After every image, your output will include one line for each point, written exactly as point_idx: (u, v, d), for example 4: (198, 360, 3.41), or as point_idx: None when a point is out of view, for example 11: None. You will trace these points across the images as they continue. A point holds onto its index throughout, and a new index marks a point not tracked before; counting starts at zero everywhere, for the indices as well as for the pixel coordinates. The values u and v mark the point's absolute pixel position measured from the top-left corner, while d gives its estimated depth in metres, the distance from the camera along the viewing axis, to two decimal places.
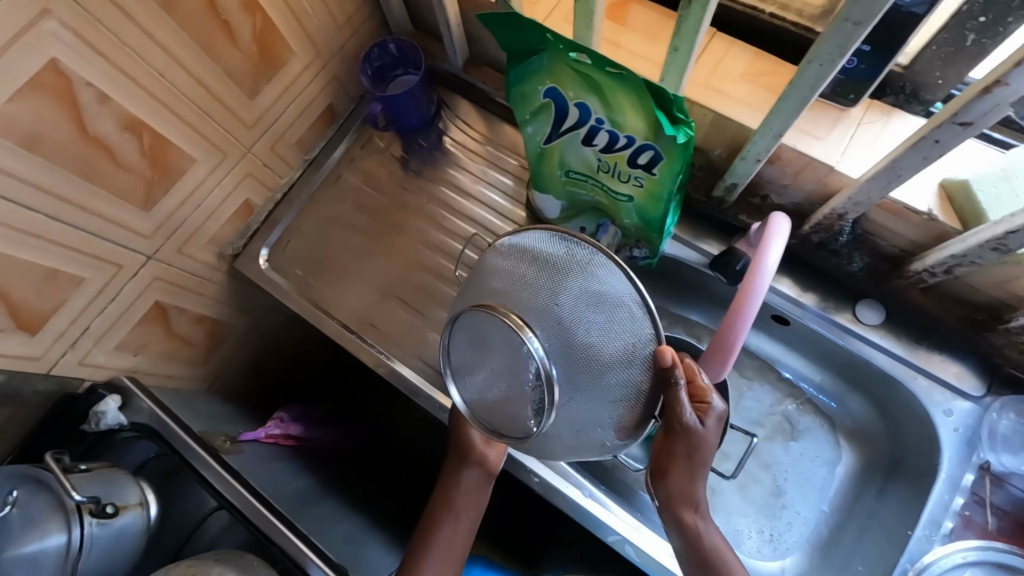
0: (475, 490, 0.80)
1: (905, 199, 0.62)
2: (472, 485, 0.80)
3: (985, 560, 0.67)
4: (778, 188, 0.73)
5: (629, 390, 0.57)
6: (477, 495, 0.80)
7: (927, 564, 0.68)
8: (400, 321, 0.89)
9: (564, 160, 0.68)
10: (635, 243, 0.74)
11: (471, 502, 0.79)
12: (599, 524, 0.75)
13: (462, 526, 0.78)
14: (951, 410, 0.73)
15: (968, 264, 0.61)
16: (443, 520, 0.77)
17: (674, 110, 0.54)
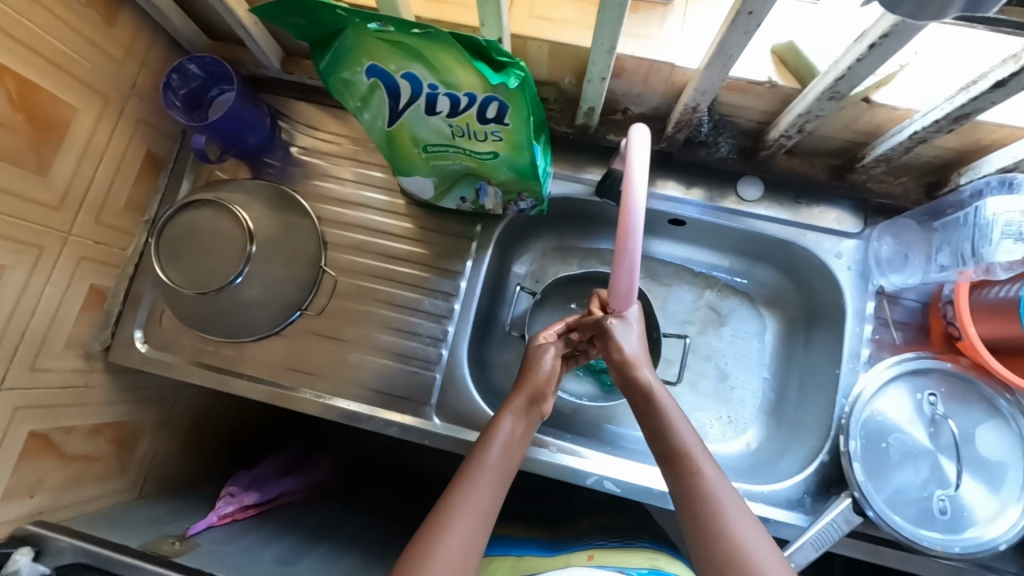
0: (529, 417, 0.71)
1: (741, 73, 0.63)
2: (498, 463, 0.66)
3: (903, 371, 0.70)
4: (634, 98, 0.73)
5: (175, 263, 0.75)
6: (503, 476, 0.66)
7: (857, 396, 0.69)
8: (314, 355, 0.81)
9: (415, 137, 0.64)
10: (518, 196, 0.73)
11: (515, 452, 0.68)
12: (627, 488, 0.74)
13: (479, 509, 0.62)
14: (840, 252, 0.78)
15: (814, 119, 0.61)
16: (469, 499, 0.62)
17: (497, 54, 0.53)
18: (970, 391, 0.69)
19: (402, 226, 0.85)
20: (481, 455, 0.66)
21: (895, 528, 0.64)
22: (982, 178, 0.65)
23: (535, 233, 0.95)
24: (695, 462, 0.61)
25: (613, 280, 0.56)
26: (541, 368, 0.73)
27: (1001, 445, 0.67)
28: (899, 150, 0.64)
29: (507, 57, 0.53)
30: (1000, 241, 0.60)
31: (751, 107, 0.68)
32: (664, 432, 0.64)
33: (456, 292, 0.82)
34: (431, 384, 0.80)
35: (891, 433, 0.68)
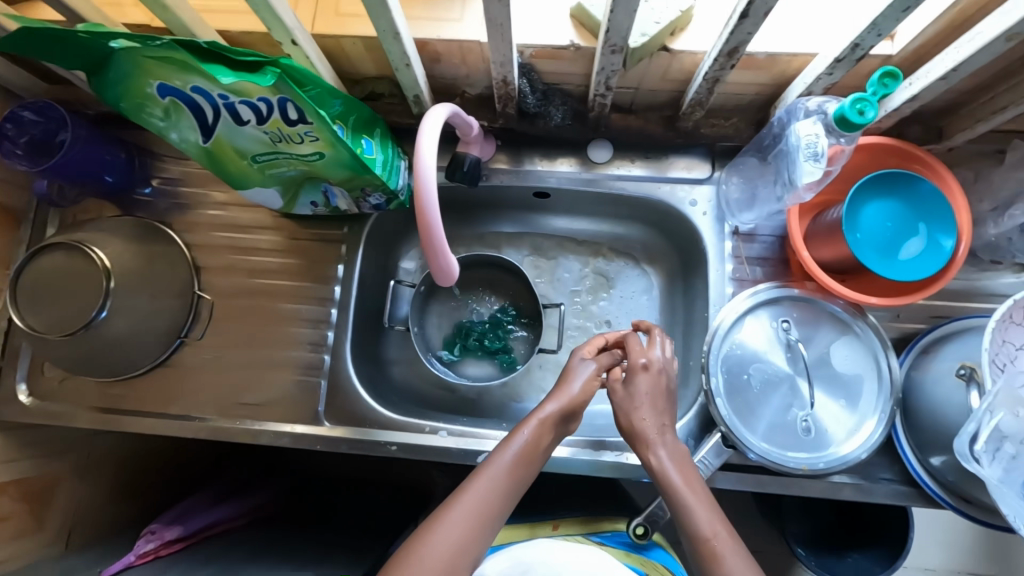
0: (552, 433, 0.63)
1: (544, 41, 0.64)
2: (514, 468, 0.59)
3: (760, 301, 0.73)
4: (463, 80, 0.74)
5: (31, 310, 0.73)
6: (517, 485, 0.59)
7: (715, 331, 0.72)
8: (203, 379, 0.82)
9: (238, 149, 0.64)
10: (365, 192, 0.74)
11: (534, 469, 0.61)
12: (561, 463, 0.76)
13: (482, 528, 0.55)
14: (695, 199, 0.81)
15: (614, 74, 0.63)
16: (466, 501, 0.56)
17: (238, 57, 0.54)
18: (818, 311, 0.73)
19: (273, 241, 0.85)
20: (500, 453, 0.60)
21: (762, 451, 0.67)
22: (785, 107, 0.66)
23: (414, 227, 0.95)
24: (716, 541, 0.56)
25: (430, 260, 0.57)
26: (575, 386, 0.65)
27: (853, 360, 0.71)
28: (704, 93, 0.65)
29: (255, 58, 0.54)
30: (802, 163, 0.61)
31: (569, 71, 0.70)
32: (682, 514, 0.59)
33: (332, 297, 0.83)
34: (318, 390, 0.81)
35: (750, 363, 0.72)
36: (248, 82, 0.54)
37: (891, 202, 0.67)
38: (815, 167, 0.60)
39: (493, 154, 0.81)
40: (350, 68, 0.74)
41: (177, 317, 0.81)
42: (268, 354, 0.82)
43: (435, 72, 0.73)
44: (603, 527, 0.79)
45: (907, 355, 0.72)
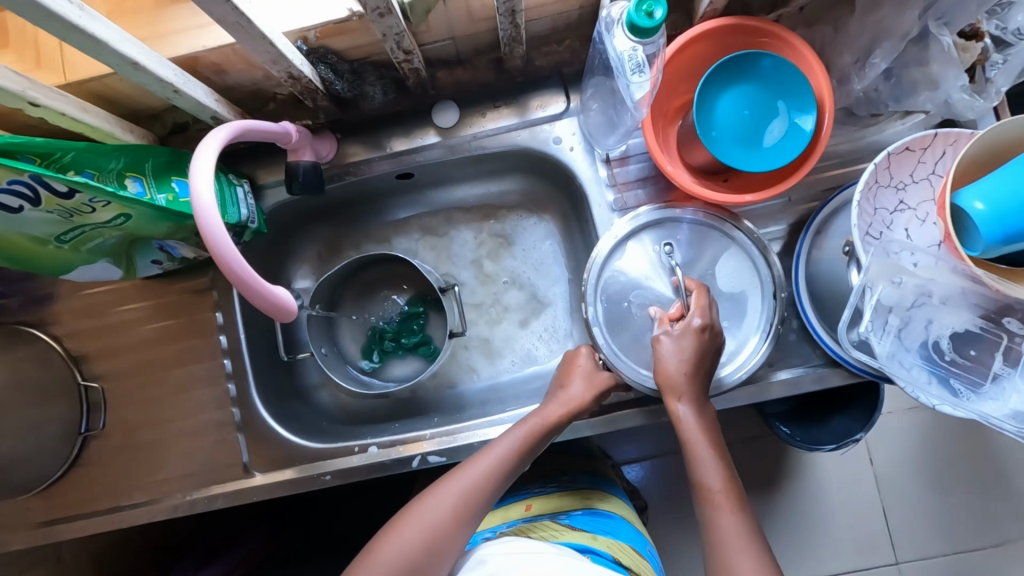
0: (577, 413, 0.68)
1: (319, 19, 0.56)
2: (520, 443, 0.66)
3: (639, 226, 0.71)
4: (265, 83, 0.67)
5: None
6: (521, 460, 0.66)
7: (593, 259, 0.71)
8: (120, 466, 0.79)
9: (35, 236, 0.58)
10: (203, 236, 0.68)
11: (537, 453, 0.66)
12: None
13: (466, 504, 0.62)
14: (559, 136, 0.75)
15: (403, 36, 0.56)
16: (468, 475, 0.63)
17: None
18: (696, 230, 0.72)
19: (143, 308, 0.79)
20: (512, 429, 0.67)
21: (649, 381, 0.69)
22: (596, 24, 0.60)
23: (295, 244, 0.90)
24: (715, 492, 0.60)
25: (256, 304, 0.52)
26: (578, 381, 0.69)
27: (737, 276, 0.71)
28: (511, 28, 0.59)
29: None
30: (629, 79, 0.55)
31: (369, 42, 0.62)
32: (699, 468, 0.62)
33: (222, 347, 0.78)
34: (236, 444, 0.77)
35: (635, 292, 0.71)
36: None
37: (743, 88, 0.61)
38: (641, 79, 0.54)
39: (333, 149, 0.73)
40: (138, 107, 0.66)
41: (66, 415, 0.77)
42: (175, 424, 0.79)
43: (228, 84, 0.65)
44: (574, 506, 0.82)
45: (804, 237, 0.69)
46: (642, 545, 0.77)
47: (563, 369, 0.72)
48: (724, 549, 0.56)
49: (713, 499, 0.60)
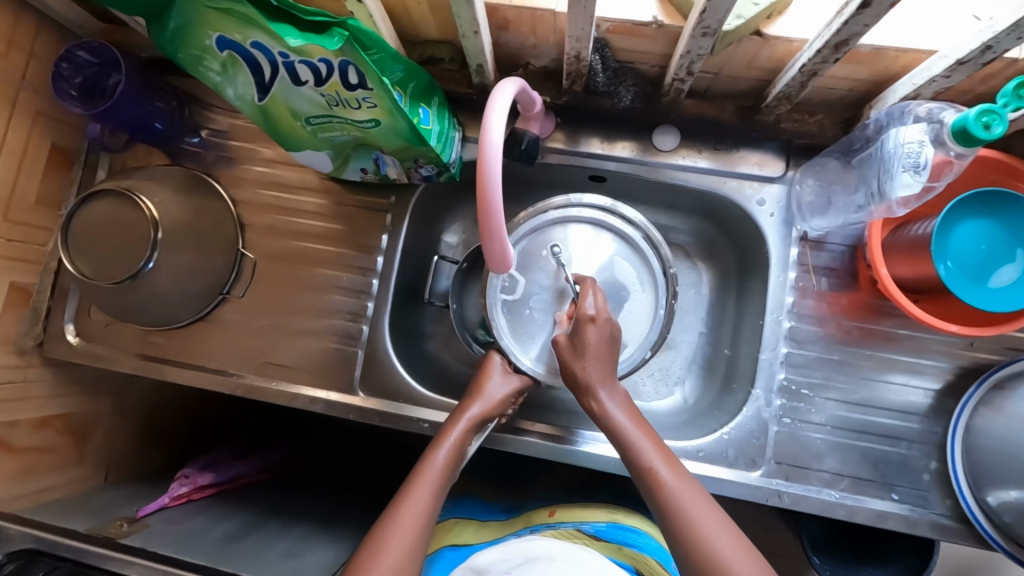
0: (497, 409, 0.71)
1: (623, 16, 0.59)
2: (441, 467, 0.65)
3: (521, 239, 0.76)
4: (530, 51, 0.70)
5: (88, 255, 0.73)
6: (446, 482, 0.65)
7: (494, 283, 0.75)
8: (243, 337, 0.83)
9: (293, 109, 0.61)
10: (416, 163, 0.71)
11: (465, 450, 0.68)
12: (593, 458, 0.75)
13: (421, 524, 0.61)
14: (763, 199, 0.75)
15: (699, 59, 0.57)
16: (414, 489, 0.63)
17: (305, 15, 0.51)
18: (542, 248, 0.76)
19: (319, 204, 0.83)
20: (429, 458, 0.66)
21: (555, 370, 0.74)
22: (886, 109, 0.61)
23: (457, 201, 0.91)
24: (657, 471, 0.60)
25: (486, 247, 0.54)
26: (490, 392, 0.71)
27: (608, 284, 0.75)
28: (797, 86, 0.60)
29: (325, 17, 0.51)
30: (899, 174, 0.56)
31: (647, 50, 0.64)
32: (631, 452, 0.62)
33: (375, 268, 0.81)
34: (353, 359, 0.80)
35: (535, 299, 0.75)
36: (313, 44, 0.51)
37: (983, 221, 0.61)
38: (914, 179, 0.55)
39: (551, 132, 0.76)
40: (412, 30, 0.69)
41: (217, 274, 0.81)
42: (302, 318, 0.82)
43: (501, 39, 0.68)
44: (597, 518, 0.79)
45: (979, 388, 0.67)
46: (667, 559, 0.73)
47: (474, 386, 0.73)
48: (688, 522, 0.57)
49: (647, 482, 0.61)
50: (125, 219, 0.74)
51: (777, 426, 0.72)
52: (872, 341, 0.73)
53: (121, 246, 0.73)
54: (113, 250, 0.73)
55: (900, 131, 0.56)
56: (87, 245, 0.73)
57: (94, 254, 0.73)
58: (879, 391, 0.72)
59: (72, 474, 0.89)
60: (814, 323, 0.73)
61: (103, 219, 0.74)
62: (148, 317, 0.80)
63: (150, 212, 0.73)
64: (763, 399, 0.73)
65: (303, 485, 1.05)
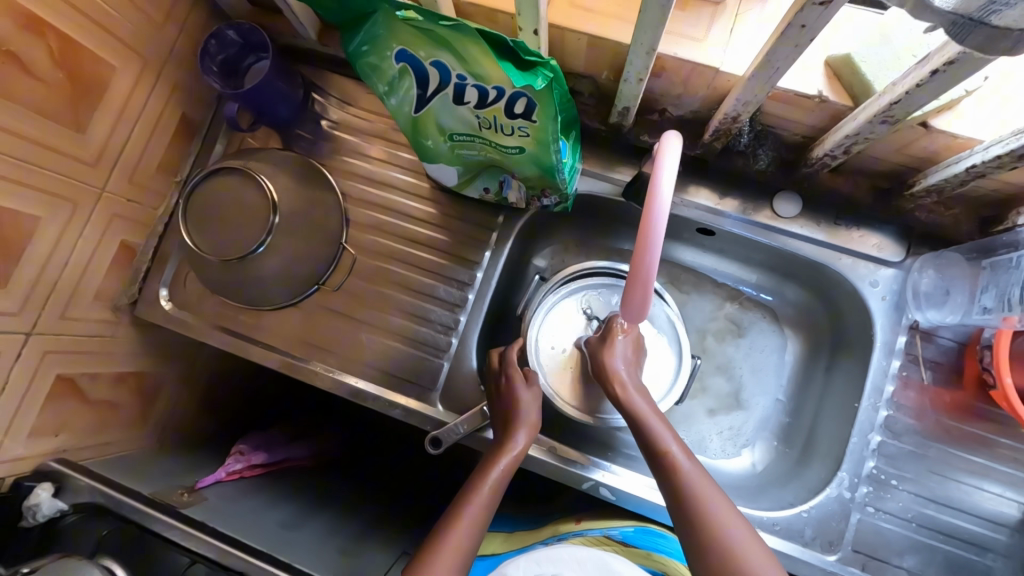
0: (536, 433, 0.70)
1: (792, 86, 0.58)
2: (495, 482, 0.64)
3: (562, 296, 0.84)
4: (672, 99, 0.70)
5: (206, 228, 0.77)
6: (495, 498, 0.64)
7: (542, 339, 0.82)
8: (328, 329, 0.83)
9: (442, 125, 0.62)
10: (542, 192, 0.71)
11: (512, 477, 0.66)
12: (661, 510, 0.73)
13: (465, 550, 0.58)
14: (877, 281, 0.73)
15: (863, 141, 0.57)
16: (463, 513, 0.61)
17: (524, 55, 0.51)
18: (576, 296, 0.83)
19: (424, 211, 0.84)
20: (482, 475, 0.64)
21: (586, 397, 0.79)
22: None
23: (555, 227, 0.90)
24: (670, 453, 0.61)
25: (627, 290, 0.55)
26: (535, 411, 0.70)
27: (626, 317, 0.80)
28: (953, 183, 0.59)
29: (537, 55, 0.51)
30: None
31: (799, 119, 0.64)
32: (644, 431, 0.63)
33: (472, 283, 0.82)
34: (437, 372, 0.80)
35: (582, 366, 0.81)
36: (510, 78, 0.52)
37: None
38: None
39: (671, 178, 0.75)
40: (559, 62, 0.70)
41: (315, 264, 0.81)
42: (390, 320, 0.82)
43: (648, 84, 0.68)
44: (623, 523, 0.74)
45: None
46: None
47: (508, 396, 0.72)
48: (698, 499, 0.57)
49: (653, 460, 0.62)
50: (245, 199, 0.77)
51: (860, 513, 0.70)
52: (969, 444, 0.72)
53: (239, 223, 0.77)
54: (230, 227, 0.77)
55: None
56: (205, 217, 0.77)
57: (212, 228, 0.76)
58: (969, 495, 0.70)
59: (136, 432, 0.90)
60: (912, 415, 0.72)
61: (224, 196, 0.77)
62: (243, 295, 0.81)
63: (271, 197, 0.77)
64: (849, 483, 0.71)
65: (347, 479, 1.05)
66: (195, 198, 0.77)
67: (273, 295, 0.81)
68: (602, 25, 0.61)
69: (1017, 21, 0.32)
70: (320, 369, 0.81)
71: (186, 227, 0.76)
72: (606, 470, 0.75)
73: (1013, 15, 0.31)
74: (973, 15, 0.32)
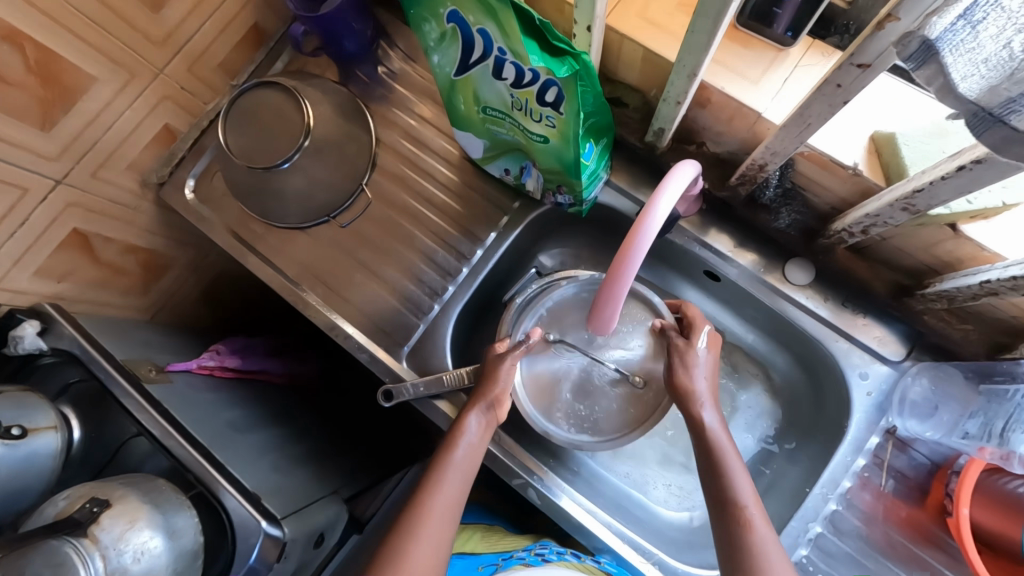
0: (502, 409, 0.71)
1: (829, 149, 0.56)
2: (463, 462, 0.67)
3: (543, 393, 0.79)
4: (713, 134, 0.69)
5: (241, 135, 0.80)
6: (466, 477, 0.67)
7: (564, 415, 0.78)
8: (326, 261, 0.85)
9: (478, 95, 0.63)
10: (558, 188, 0.71)
11: (480, 451, 0.69)
12: (581, 528, 0.73)
13: (441, 527, 0.63)
14: (867, 373, 0.70)
15: (882, 225, 0.56)
16: (435, 494, 0.64)
17: (552, 39, 0.52)
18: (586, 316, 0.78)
19: (448, 177, 0.86)
20: (446, 455, 0.67)
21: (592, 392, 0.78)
22: None
23: (569, 229, 0.90)
24: (748, 510, 0.58)
25: (601, 305, 0.56)
26: (502, 381, 0.71)
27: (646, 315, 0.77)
28: (966, 294, 0.57)
29: (565, 44, 0.52)
30: None
31: (829, 187, 0.62)
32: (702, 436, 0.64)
33: (470, 257, 0.83)
34: (412, 330, 0.81)
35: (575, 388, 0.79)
36: (544, 66, 0.52)
37: None
38: None
39: (692, 214, 0.74)
40: (612, 68, 0.70)
41: (332, 196, 0.84)
42: (384, 269, 0.84)
43: (692, 113, 0.68)
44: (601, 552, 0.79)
45: None
46: None
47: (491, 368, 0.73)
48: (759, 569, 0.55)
49: (722, 512, 0.60)
50: (285, 117, 0.80)
51: None
52: (912, 567, 0.69)
53: (274, 137, 0.80)
54: (264, 139, 0.80)
55: None
56: (244, 124, 0.80)
57: (248, 135, 0.80)
58: None
59: (130, 303, 0.95)
60: (860, 517, 0.70)
61: (266, 109, 0.80)
62: (258, 205, 0.84)
63: (308, 121, 0.79)
64: None
65: (308, 410, 1.08)
66: (239, 104, 0.81)
67: (283, 213, 0.84)
68: (659, 40, 0.61)
69: None
70: (308, 296, 0.83)
71: (224, 128, 0.80)
72: (541, 475, 0.74)
73: None
74: (992, 110, 0.31)
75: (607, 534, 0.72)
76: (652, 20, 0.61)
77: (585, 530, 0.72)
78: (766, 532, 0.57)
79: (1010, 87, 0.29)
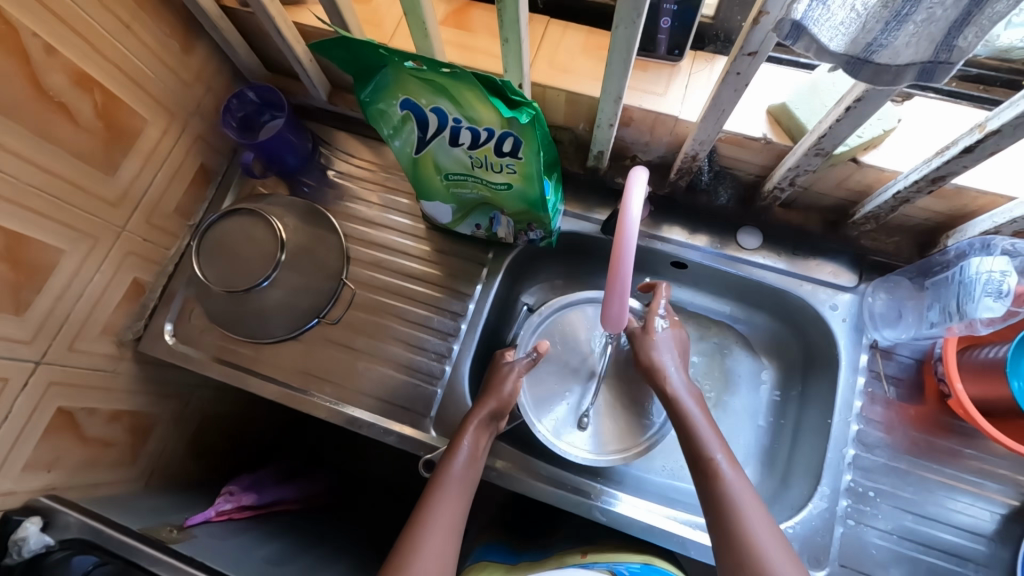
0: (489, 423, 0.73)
1: (739, 129, 0.68)
2: (461, 474, 0.67)
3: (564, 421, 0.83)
4: (642, 145, 0.80)
5: (217, 266, 0.83)
6: (465, 488, 0.66)
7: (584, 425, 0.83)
8: (326, 360, 0.86)
9: (438, 164, 0.70)
10: (528, 227, 0.79)
11: (478, 465, 0.69)
12: (652, 531, 0.74)
13: (446, 536, 0.61)
14: (836, 304, 0.79)
15: (804, 172, 0.67)
16: (436, 503, 0.64)
17: (511, 93, 0.59)
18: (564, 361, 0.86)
19: (419, 249, 0.91)
20: (448, 466, 0.68)
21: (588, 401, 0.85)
22: (966, 240, 0.70)
23: (544, 264, 0.97)
24: (717, 461, 0.63)
25: (608, 304, 0.62)
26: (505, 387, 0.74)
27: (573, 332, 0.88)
28: (886, 209, 0.69)
29: (521, 97, 0.60)
30: (981, 298, 0.66)
31: (749, 159, 0.74)
32: (670, 400, 0.71)
33: (465, 313, 0.87)
34: (431, 398, 0.83)
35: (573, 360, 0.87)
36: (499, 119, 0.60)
37: None
38: (997, 304, 0.64)
39: (644, 215, 0.83)
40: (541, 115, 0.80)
41: (317, 298, 0.87)
42: (384, 349, 0.86)
43: (620, 133, 0.78)
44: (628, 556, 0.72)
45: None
46: None
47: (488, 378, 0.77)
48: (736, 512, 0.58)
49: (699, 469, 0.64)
50: (257, 238, 0.84)
51: (843, 526, 0.72)
52: (940, 456, 0.76)
53: (251, 259, 0.84)
54: (238, 264, 0.83)
55: (986, 260, 0.66)
56: (220, 255, 0.83)
57: (226, 265, 0.83)
58: (945, 506, 0.73)
59: (124, 471, 0.89)
60: (882, 429, 0.77)
61: (237, 236, 0.84)
62: (246, 327, 0.86)
63: (281, 236, 0.84)
64: (830, 496, 0.73)
65: (335, 523, 1.03)
66: (208, 238, 0.84)
67: (270, 327, 0.86)
68: (576, 80, 0.72)
69: (893, 59, 0.41)
70: (319, 398, 0.83)
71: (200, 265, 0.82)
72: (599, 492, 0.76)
73: (888, 54, 0.40)
74: (859, 56, 0.41)
75: (675, 526, 0.75)
76: (565, 68, 0.72)
77: (657, 530, 0.74)
78: (735, 480, 0.61)
79: (866, 36, 0.40)
